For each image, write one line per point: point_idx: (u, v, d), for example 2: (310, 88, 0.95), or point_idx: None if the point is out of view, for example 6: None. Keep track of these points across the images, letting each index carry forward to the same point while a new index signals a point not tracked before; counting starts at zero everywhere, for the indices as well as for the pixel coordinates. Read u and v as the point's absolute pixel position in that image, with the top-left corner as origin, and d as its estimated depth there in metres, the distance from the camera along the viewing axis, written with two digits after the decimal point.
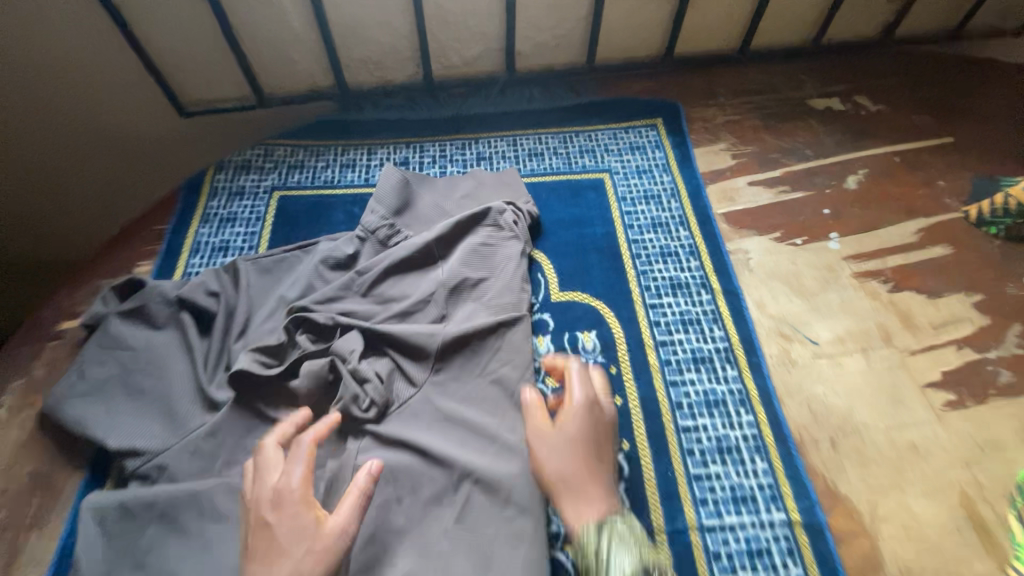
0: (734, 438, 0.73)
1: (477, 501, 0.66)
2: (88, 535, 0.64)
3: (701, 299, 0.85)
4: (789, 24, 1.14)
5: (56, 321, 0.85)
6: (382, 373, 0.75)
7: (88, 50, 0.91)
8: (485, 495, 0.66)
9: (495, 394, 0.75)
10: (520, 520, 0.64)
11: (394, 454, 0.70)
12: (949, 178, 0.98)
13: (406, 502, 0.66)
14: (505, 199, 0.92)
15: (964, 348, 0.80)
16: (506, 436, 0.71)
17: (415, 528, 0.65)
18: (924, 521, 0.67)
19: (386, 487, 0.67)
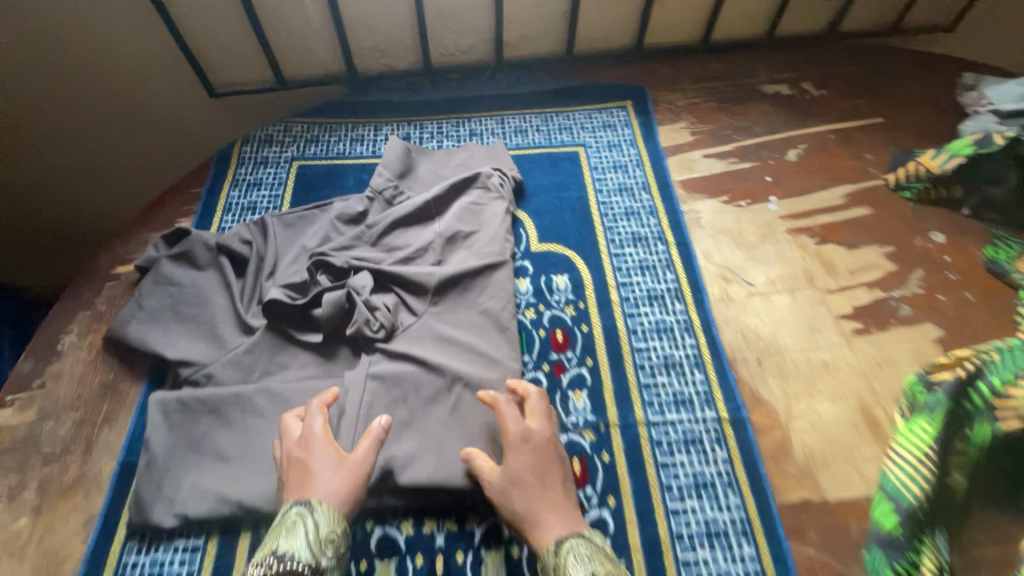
0: (678, 356, 0.89)
1: (468, 399, 0.82)
2: (154, 423, 0.79)
3: (657, 249, 1.01)
4: (744, 18, 1.30)
5: (113, 266, 1.01)
6: (391, 304, 0.91)
7: (136, 37, 1.08)
8: (473, 396, 0.82)
9: (484, 320, 0.90)
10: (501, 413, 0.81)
11: (399, 365, 0.85)
12: (876, 152, 1.15)
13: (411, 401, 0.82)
14: (493, 166, 1.09)
15: (874, 289, 0.96)
16: (491, 351, 0.86)
17: (418, 421, 0.80)
18: (828, 418, 0.83)
19: (394, 390, 0.83)
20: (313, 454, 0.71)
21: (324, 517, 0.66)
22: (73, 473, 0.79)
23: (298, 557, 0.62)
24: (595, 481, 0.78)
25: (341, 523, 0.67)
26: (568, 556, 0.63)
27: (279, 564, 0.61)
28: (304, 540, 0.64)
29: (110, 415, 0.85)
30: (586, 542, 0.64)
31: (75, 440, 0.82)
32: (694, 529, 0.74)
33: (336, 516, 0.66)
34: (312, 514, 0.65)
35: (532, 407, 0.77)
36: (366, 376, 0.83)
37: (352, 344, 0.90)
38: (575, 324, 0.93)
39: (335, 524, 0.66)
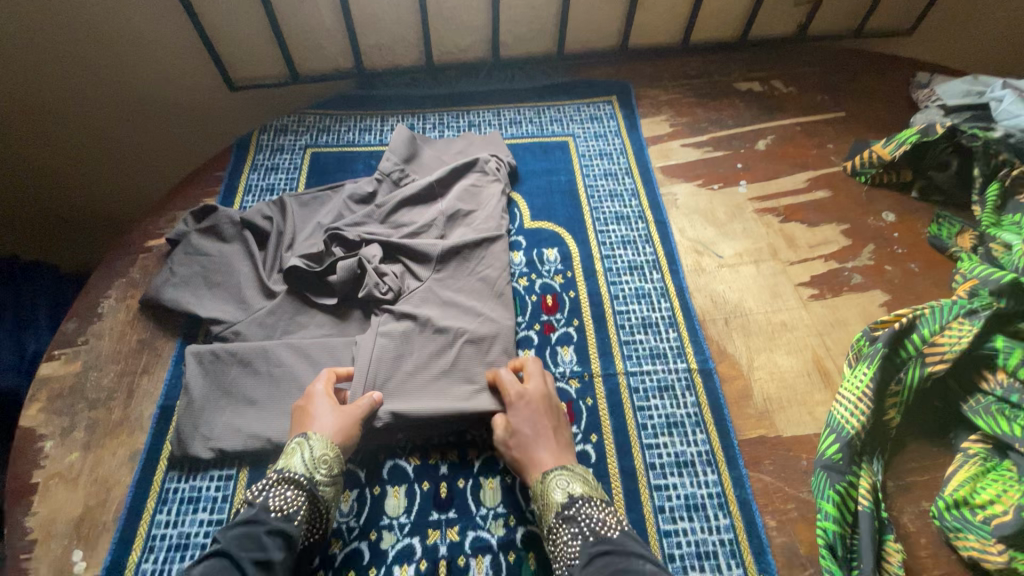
0: (654, 317, 1.01)
1: (469, 352, 0.91)
2: (191, 370, 0.90)
3: (637, 226, 1.13)
4: (720, 21, 1.42)
5: (144, 240, 1.11)
6: (398, 272, 1.00)
7: (164, 35, 1.19)
8: (475, 351, 0.91)
9: (484, 285, 1.00)
10: (500, 365, 0.90)
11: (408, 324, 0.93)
12: (837, 142, 1.26)
13: (417, 355, 0.90)
14: (490, 153, 1.19)
15: (830, 261, 1.08)
16: (491, 314, 0.96)
17: (423, 372, 0.88)
18: (784, 369, 0.95)
19: (404, 346, 0.90)
20: (318, 401, 0.81)
21: (317, 443, 0.77)
22: (118, 414, 0.90)
23: (296, 472, 0.75)
24: (580, 421, 0.89)
25: (334, 448, 0.77)
26: (553, 480, 0.76)
27: (280, 476, 0.74)
28: (301, 459, 0.76)
29: (148, 366, 0.96)
30: (572, 470, 0.77)
31: (118, 388, 0.93)
32: (666, 460, 0.86)
33: (329, 443, 0.77)
34: (307, 440, 0.77)
35: (528, 371, 0.87)
36: (376, 334, 0.91)
37: (363, 307, 1.00)
38: (564, 290, 1.04)
39: (328, 447, 0.77)
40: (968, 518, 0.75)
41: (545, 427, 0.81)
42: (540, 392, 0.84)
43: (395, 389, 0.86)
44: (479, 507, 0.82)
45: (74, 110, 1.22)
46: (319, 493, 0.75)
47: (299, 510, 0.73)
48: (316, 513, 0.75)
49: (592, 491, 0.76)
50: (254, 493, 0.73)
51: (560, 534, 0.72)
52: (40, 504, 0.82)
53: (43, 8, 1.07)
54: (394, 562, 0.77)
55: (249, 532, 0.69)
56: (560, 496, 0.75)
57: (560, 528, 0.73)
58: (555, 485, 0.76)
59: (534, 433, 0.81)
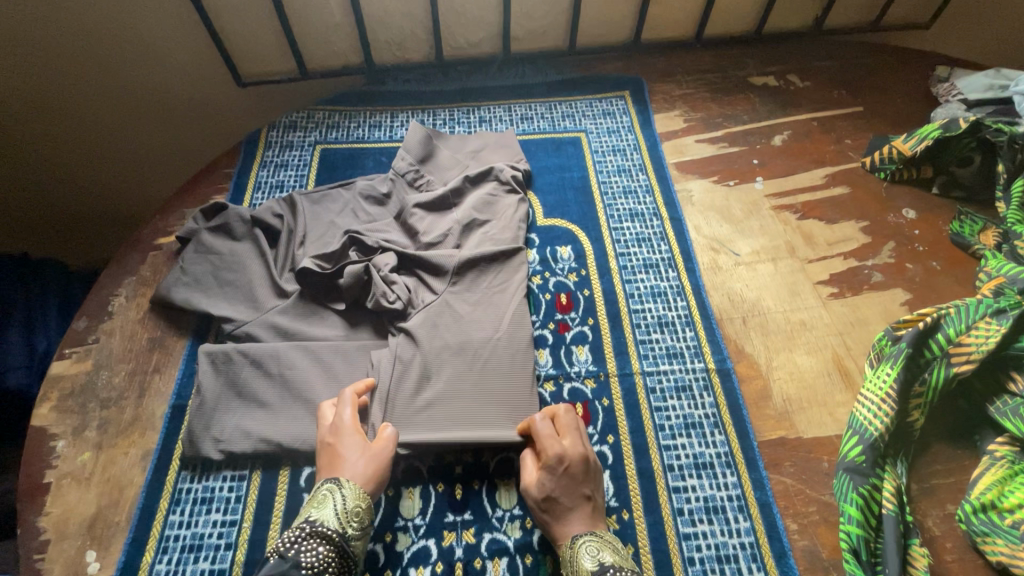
0: (671, 316, 0.99)
1: (489, 367, 0.90)
2: (203, 370, 0.89)
3: (652, 223, 1.11)
4: (734, 15, 1.39)
5: (155, 237, 1.10)
6: (411, 284, 0.98)
7: (174, 31, 1.17)
8: (494, 367, 0.90)
9: (502, 297, 0.98)
10: (518, 383, 0.89)
11: (426, 336, 0.92)
12: (854, 138, 1.24)
13: (435, 373, 0.89)
14: (510, 161, 1.16)
15: (849, 259, 1.06)
16: (510, 331, 0.93)
17: (444, 394, 0.87)
18: (804, 369, 0.93)
19: (421, 365, 0.90)
20: (348, 443, 0.78)
21: (349, 492, 0.74)
22: (129, 414, 0.90)
23: (327, 526, 0.71)
24: (596, 421, 0.88)
25: (365, 497, 0.75)
26: (584, 545, 0.71)
27: (311, 529, 0.70)
28: (334, 511, 0.73)
29: (159, 365, 0.95)
30: (602, 537, 0.72)
31: (130, 387, 0.93)
32: (684, 461, 0.85)
33: (359, 492, 0.75)
34: (338, 489, 0.74)
35: (563, 424, 0.80)
36: (392, 355, 0.90)
37: (375, 317, 0.98)
38: (578, 288, 1.03)
39: (360, 499, 0.74)
40: (996, 522, 0.73)
41: (580, 497, 0.75)
42: (578, 453, 0.76)
43: (414, 413, 0.86)
44: (495, 509, 0.81)
45: (82, 105, 1.21)
46: (350, 548, 0.71)
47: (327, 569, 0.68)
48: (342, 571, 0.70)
49: (622, 560, 0.71)
50: (284, 546, 0.68)
51: None
52: (53, 504, 0.81)
53: (51, 4, 1.06)
54: (409, 564, 0.76)
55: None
56: (589, 562, 0.70)
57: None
58: (584, 551, 0.71)
59: (566, 501, 0.74)
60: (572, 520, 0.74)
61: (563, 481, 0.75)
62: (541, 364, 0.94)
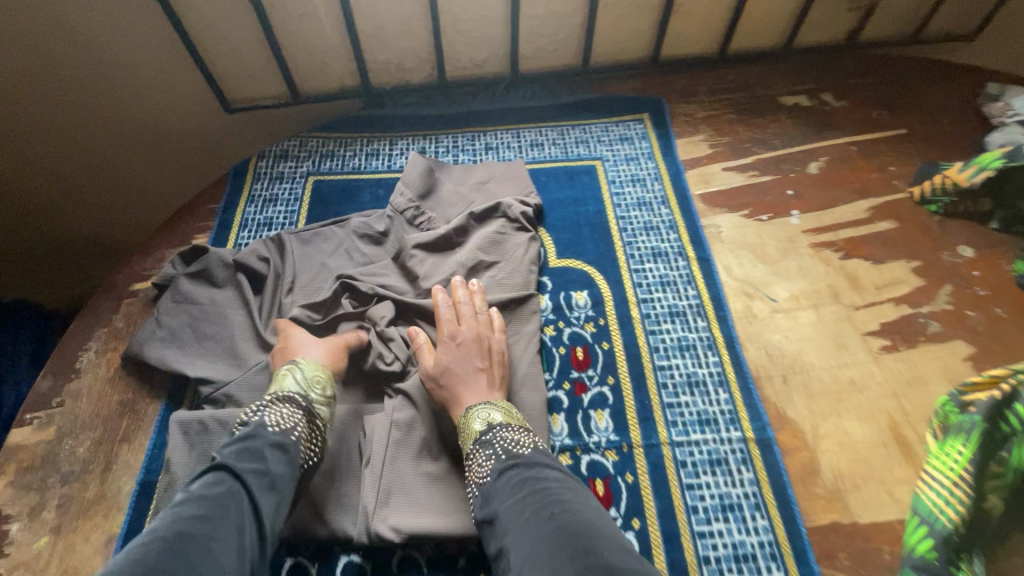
0: (701, 374, 0.88)
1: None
2: (174, 442, 0.79)
3: (677, 264, 1.00)
4: (762, 31, 1.28)
5: (130, 282, 1.01)
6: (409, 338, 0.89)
7: (154, 57, 1.08)
8: None
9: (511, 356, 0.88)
10: None
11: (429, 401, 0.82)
12: (899, 164, 1.12)
13: (437, 448, 0.79)
14: (518, 197, 1.05)
15: (901, 305, 0.94)
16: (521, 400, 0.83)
17: (446, 474, 0.77)
18: (857, 439, 0.82)
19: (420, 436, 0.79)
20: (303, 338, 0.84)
21: (307, 366, 0.79)
22: (93, 491, 0.80)
23: (289, 390, 0.75)
24: (618, 503, 0.77)
25: (321, 370, 0.80)
26: (474, 415, 0.74)
27: (274, 398, 0.74)
28: (293, 381, 0.77)
29: (129, 433, 0.85)
30: (495, 404, 0.76)
31: (94, 458, 0.83)
32: (722, 552, 0.73)
33: (318, 366, 0.80)
34: (296, 365, 0.79)
35: (462, 309, 0.85)
36: (389, 424, 0.80)
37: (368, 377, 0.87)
38: (596, 341, 0.92)
39: (328, 378, 0.80)
40: None
41: (472, 368, 0.79)
42: (471, 331, 0.82)
43: (414, 494, 0.75)
44: None
45: (57, 136, 1.12)
46: (315, 410, 0.76)
47: (297, 427, 0.72)
48: (312, 432, 0.74)
49: (511, 418, 0.75)
50: (248, 415, 0.72)
51: (475, 459, 0.71)
52: None
53: (18, 31, 0.97)
54: None
55: (252, 444, 0.67)
56: (479, 425, 0.73)
57: (480, 450, 0.71)
58: (475, 420, 0.74)
59: (460, 372, 0.79)
60: (471, 392, 0.77)
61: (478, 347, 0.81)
62: (556, 433, 0.83)
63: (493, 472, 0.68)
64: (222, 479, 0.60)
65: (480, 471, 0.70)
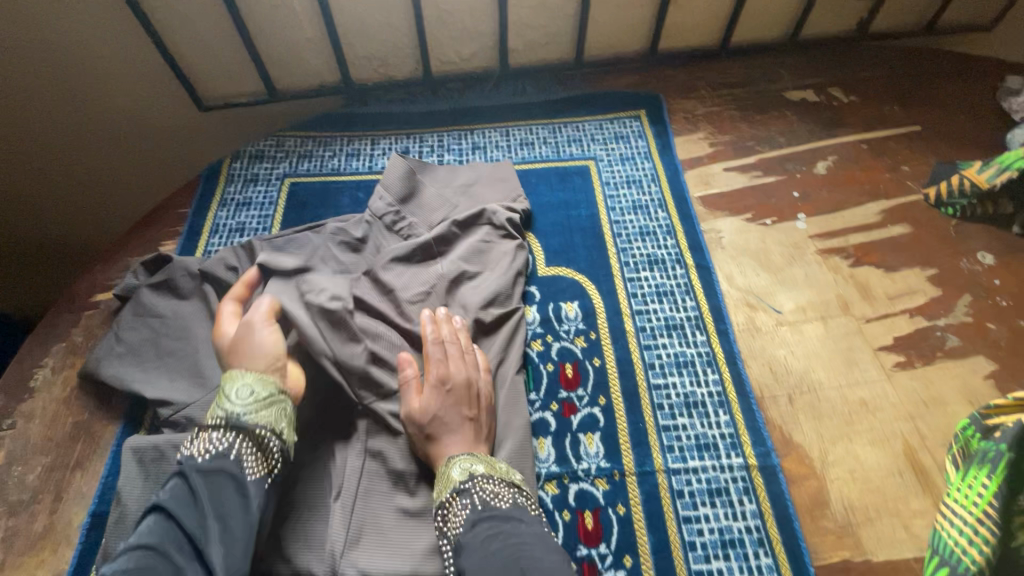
0: (700, 394, 0.81)
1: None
2: (127, 472, 0.72)
3: (675, 272, 0.93)
4: (767, 22, 1.20)
5: (92, 293, 0.95)
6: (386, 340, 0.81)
7: (116, 55, 1.00)
8: None
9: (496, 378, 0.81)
10: None
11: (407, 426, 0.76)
12: (913, 164, 1.05)
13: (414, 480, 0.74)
14: (504, 203, 0.98)
15: (917, 317, 0.87)
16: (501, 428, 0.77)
17: (425, 509, 0.72)
18: (869, 466, 0.75)
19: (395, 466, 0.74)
20: (245, 321, 0.75)
21: (235, 381, 0.70)
22: (42, 523, 0.74)
23: (215, 418, 0.68)
24: (609, 538, 0.71)
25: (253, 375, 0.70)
26: (453, 466, 0.68)
27: (201, 431, 0.67)
28: (225, 399, 0.69)
29: (82, 458, 0.79)
30: (478, 455, 0.70)
31: (44, 488, 0.77)
32: None
33: (244, 375, 0.71)
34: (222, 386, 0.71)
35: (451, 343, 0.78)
36: (362, 454, 0.74)
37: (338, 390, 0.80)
38: (587, 356, 0.85)
39: (270, 385, 0.71)
40: None
41: (462, 419, 0.72)
42: (461, 376, 0.75)
43: (387, 531, 0.70)
44: None
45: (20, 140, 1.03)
46: (253, 421, 0.68)
47: (231, 447, 0.66)
48: (258, 444, 0.67)
49: (494, 469, 0.68)
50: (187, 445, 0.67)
51: (450, 509, 0.65)
52: None
53: None
54: None
55: (184, 487, 0.62)
56: (458, 474, 0.67)
57: (458, 502, 0.65)
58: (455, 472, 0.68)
59: (449, 421, 0.71)
60: (454, 441, 0.71)
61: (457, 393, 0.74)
62: (542, 459, 0.77)
63: (468, 527, 0.62)
64: (151, 532, 0.57)
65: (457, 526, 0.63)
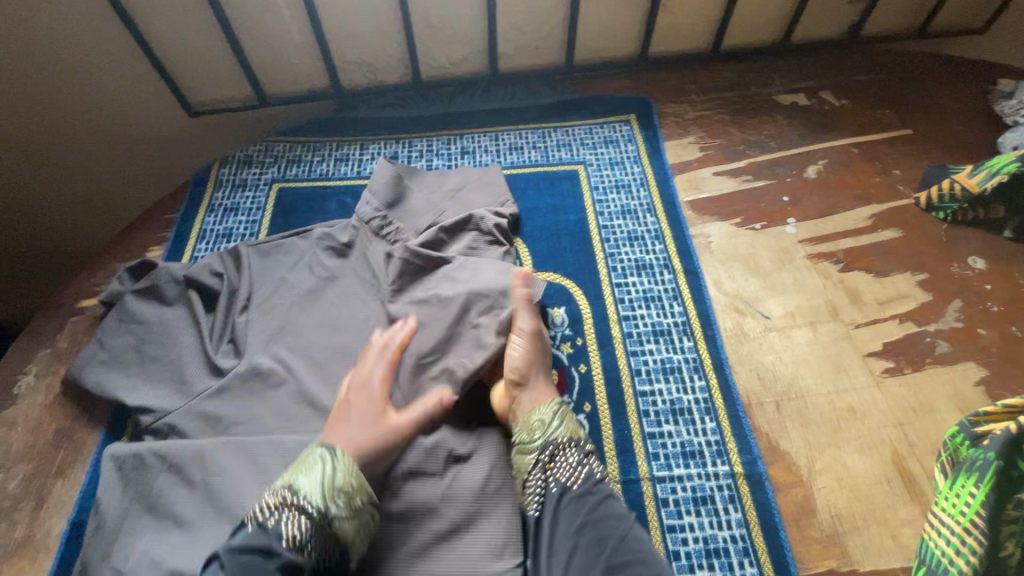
0: (687, 401, 0.80)
1: (463, 481, 0.71)
2: (108, 480, 0.72)
3: (663, 277, 0.93)
4: (758, 26, 1.20)
5: (78, 299, 0.94)
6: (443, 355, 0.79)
7: (102, 60, 1.00)
8: (471, 466, 0.72)
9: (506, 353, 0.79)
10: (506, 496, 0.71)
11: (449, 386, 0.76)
12: (904, 168, 1.04)
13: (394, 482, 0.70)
14: (492, 208, 0.97)
15: (906, 322, 0.87)
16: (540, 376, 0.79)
17: (410, 511, 0.68)
18: (856, 474, 0.74)
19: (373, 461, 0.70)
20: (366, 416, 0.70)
21: (341, 466, 0.64)
22: (22, 531, 0.74)
23: (308, 499, 0.62)
24: None
25: (359, 475, 0.65)
26: (552, 413, 0.76)
27: (290, 499, 0.62)
28: (320, 484, 0.63)
29: (64, 465, 0.79)
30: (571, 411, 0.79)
31: (24, 495, 0.76)
32: None
33: (352, 468, 0.65)
34: (332, 460, 0.65)
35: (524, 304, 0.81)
36: None
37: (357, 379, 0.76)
38: (572, 363, 0.84)
39: (366, 491, 0.65)
40: None
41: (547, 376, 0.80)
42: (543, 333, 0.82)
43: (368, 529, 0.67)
44: None
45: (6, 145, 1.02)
46: (335, 528, 0.62)
47: (305, 547, 0.60)
48: (326, 553, 0.61)
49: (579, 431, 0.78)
50: (264, 513, 0.61)
51: (565, 454, 0.73)
52: None
53: None
54: None
55: (258, 563, 0.58)
56: (570, 430, 0.76)
57: (565, 450, 0.73)
58: (553, 414, 0.76)
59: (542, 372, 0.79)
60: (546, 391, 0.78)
61: (535, 386, 0.76)
62: None
63: (578, 482, 0.70)
64: None
65: (563, 472, 0.71)
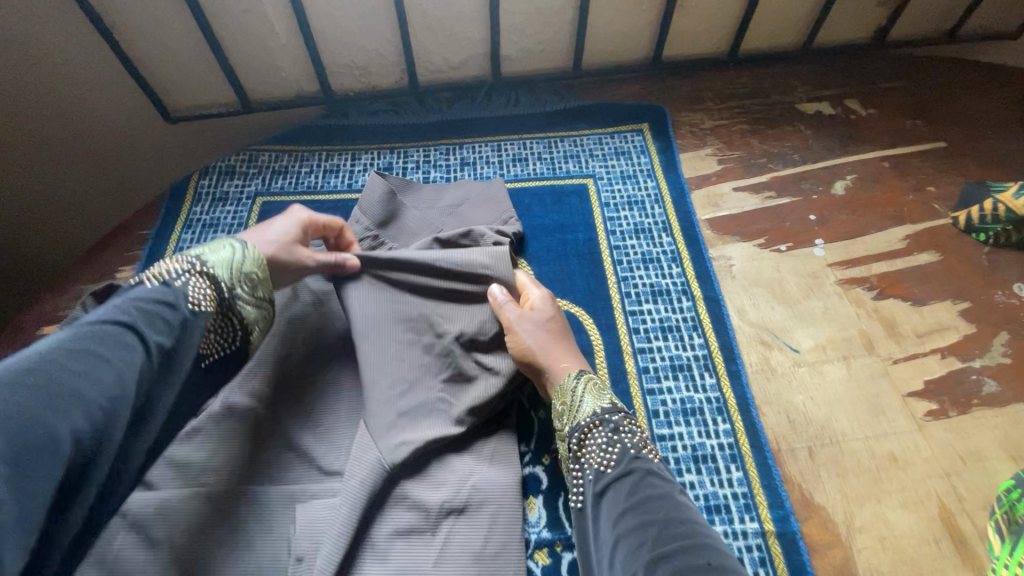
0: (710, 446, 0.73)
1: (457, 541, 0.63)
2: None
3: (681, 305, 0.85)
4: (780, 29, 1.11)
5: (39, 326, 0.86)
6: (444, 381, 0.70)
7: (66, 65, 0.91)
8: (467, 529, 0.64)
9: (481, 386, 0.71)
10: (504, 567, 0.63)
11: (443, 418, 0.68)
12: (939, 184, 0.97)
13: (385, 543, 0.62)
14: (493, 227, 0.88)
15: (949, 357, 0.79)
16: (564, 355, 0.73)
17: None
18: (901, 533, 0.67)
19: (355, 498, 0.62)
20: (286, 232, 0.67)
21: (253, 256, 0.61)
22: None
23: (214, 272, 0.57)
24: None
25: (266, 270, 0.61)
26: (573, 390, 0.70)
27: (200, 267, 0.56)
28: (228, 262, 0.58)
29: None
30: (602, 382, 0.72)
31: None
32: None
33: (263, 261, 0.61)
34: (242, 250, 0.60)
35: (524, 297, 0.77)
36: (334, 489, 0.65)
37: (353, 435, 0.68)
38: None
39: (266, 276, 0.61)
40: None
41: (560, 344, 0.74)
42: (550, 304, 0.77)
43: None
44: None
45: None
46: (235, 310, 0.58)
47: (206, 308, 0.55)
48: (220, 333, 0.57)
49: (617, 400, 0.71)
50: (167, 273, 0.55)
51: (595, 434, 0.65)
52: None
53: None
54: None
55: (163, 309, 0.52)
56: (594, 401, 0.69)
57: (593, 430, 0.66)
58: (574, 391, 0.69)
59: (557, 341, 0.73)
60: (567, 362, 0.73)
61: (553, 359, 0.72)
62: (532, 522, 0.70)
63: (613, 463, 0.63)
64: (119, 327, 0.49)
65: (596, 456, 0.64)
